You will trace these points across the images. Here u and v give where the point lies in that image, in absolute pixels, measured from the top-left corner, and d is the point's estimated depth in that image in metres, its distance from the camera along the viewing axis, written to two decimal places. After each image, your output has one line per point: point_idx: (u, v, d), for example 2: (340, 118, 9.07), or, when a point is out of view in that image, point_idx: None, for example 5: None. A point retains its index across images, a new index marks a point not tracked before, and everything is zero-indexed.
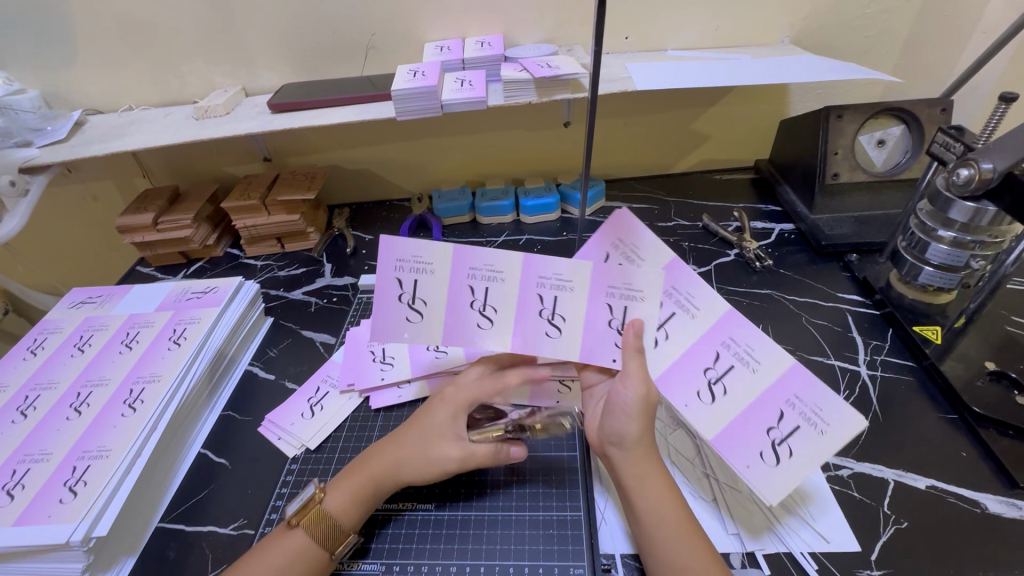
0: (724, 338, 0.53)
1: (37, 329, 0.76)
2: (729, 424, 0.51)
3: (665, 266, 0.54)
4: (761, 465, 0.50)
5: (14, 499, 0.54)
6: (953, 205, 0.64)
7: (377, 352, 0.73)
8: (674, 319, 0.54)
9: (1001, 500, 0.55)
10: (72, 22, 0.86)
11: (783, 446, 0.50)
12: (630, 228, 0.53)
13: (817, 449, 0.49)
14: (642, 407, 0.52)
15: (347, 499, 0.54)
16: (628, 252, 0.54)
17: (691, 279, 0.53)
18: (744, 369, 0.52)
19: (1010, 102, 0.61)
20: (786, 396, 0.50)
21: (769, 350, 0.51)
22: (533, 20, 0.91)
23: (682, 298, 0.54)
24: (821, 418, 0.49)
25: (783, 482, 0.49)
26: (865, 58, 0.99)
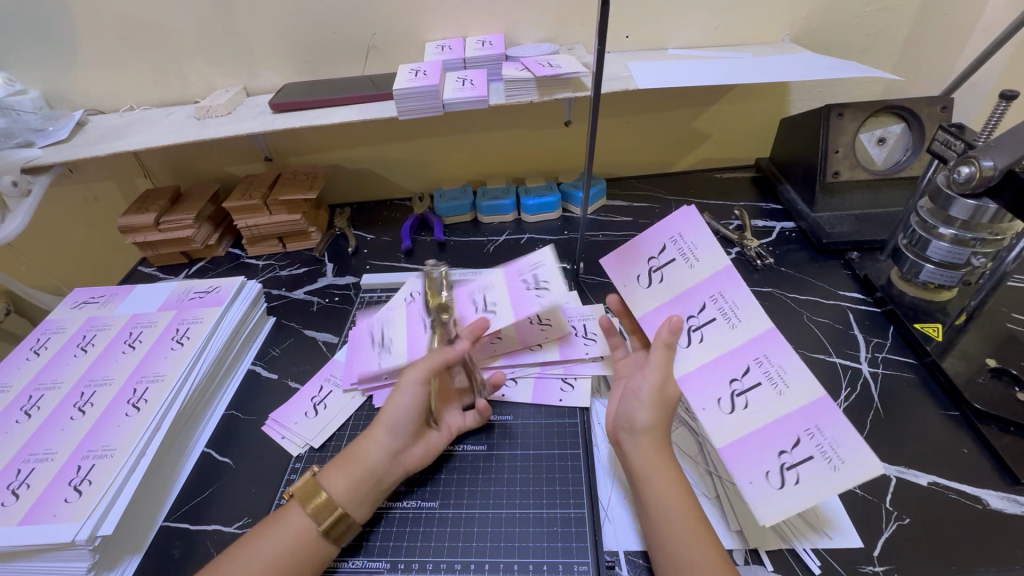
0: (758, 355, 0.53)
1: (40, 329, 0.76)
2: (743, 437, 0.51)
3: (720, 268, 0.58)
4: (762, 486, 0.48)
5: (19, 498, 0.55)
6: (954, 203, 0.64)
7: (375, 338, 0.73)
8: (712, 325, 0.57)
9: (1002, 496, 0.55)
10: (73, 22, 0.86)
11: (790, 471, 0.48)
12: (689, 228, 0.61)
13: (829, 482, 0.46)
14: (658, 399, 0.54)
15: (334, 468, 0.56)
16: (686, 248, 0.61)
17: (738, 290, 0.56)
18: (771, 390, 0.51)
19: (1010, 100, 0.61)
20: (806, 425, 0.48)
21: (801, 378, 0.50)
22: (534, 19, 0.91)
23: (727, 309, 0.56)
24: (837, 454, 0.46)
25: (785, 505, 0.47)
26: (865, 57, 0.99)
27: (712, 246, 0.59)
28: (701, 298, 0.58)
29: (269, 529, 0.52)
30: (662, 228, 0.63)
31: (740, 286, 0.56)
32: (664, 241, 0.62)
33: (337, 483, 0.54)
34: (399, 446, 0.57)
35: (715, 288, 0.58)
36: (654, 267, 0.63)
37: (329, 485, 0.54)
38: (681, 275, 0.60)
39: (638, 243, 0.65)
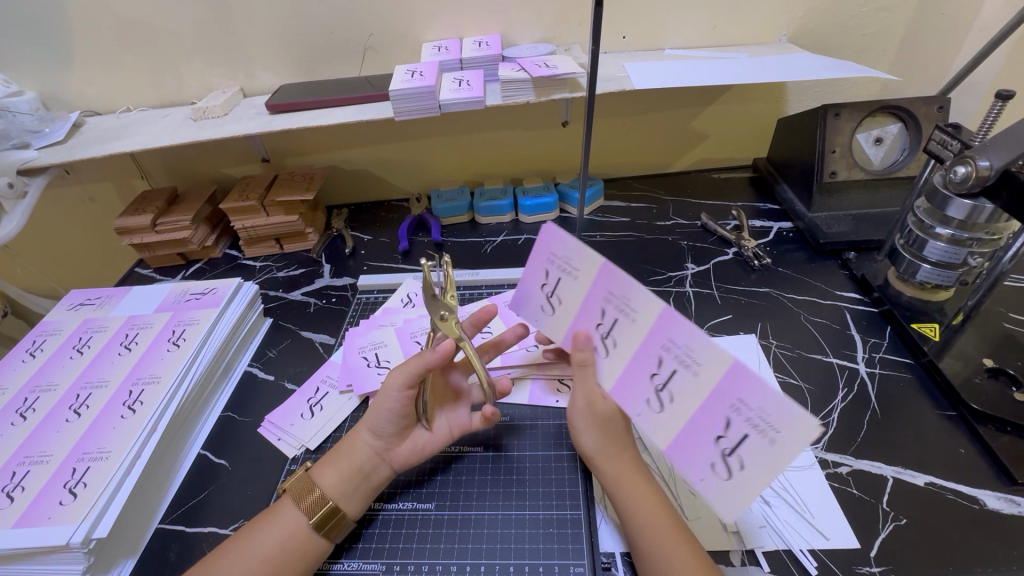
0: (664, 341, 0.47)
1: (36, 331, 0.76)
2: (679, 433, 0.48)
3: (598, 271, 0.51)
4: (713, 478, 0.46)
5: (14, 501, 0.54)
6: (951, 203, 0.65)
7: (371, 358, 0.73)
8: (619, 326, 0.51)
9: (999, 496, 0.55)
10: (69, 23, 0.86)
11: (732, 457, 0.45)
12: (556, 244, 0.54)
13: (769, 455, 0.42)
14: (593, 418, 0.55)
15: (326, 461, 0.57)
16: (563, 263, 0.54)
17: (623, 283, 0.49)
18: (687, 374, 0.46)
19: (1006, 100, 0.61)
20: (731, 403, 0.44)
21: (709, 354, 0.44)
22: (531, 20, 0.91)
23: (620, 304, 0.50)
24: (768, 425, 0.42)
25: (737, 495, 0.45)
26: (863, 56, 0.99)
27: (579, 251, 0.52)
28: (598, 305, 0.53)
29: (263, 524, 0.52)
30: (536, 250, 0.57)
31: (618, 277, 0.50)
32: (544, 266, 0.56)
33: (330, 479, 0.55)
34: (386, 445, 0.58)
35: (604, 288, 0.51)
36: (550, 293, 0.57)
37: (322, 481, 0.55)
38: (573, 290, 0.55)
39: (528, 270, 0.59)
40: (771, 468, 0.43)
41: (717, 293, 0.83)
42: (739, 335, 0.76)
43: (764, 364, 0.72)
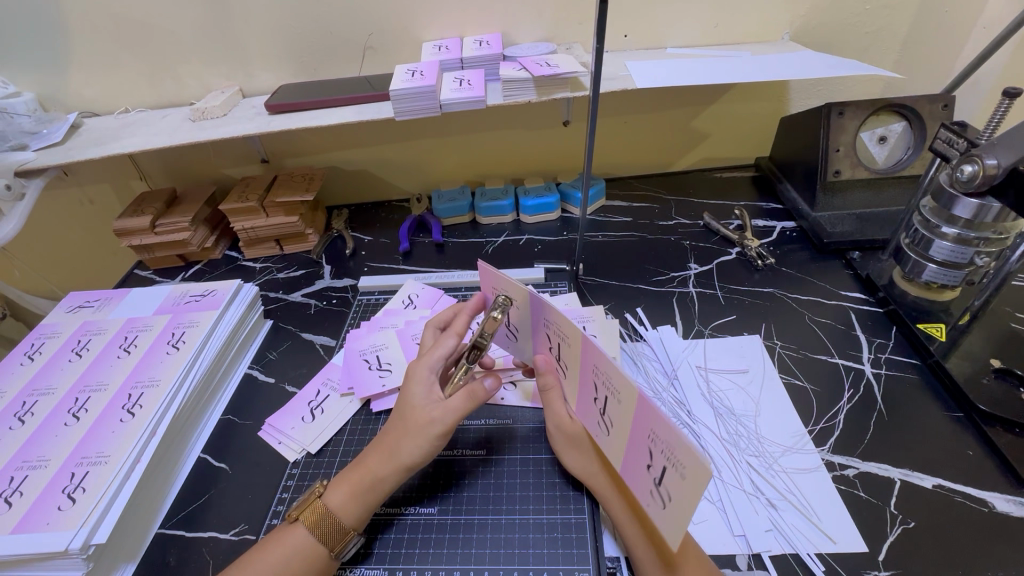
0: (592, 367, 0.47)
1: (35, 334, 0.76)
2: (626, 457, 0.48)
3: (528, 301, 0.53)
4: (655, 506, 0.44)
5: (12, 506, 0.54)
6: (957, 202, 0.63)
7: (372, 360, 0.72)
8: (563, 351, 0.52)
9: (1009, 499, 0.54)
10: (67, 23, 0.85)
11: (661, 486, 0.42)
12: (495, 281, 0.57)
13: (683, 489, 0.40)
14: (567, 438, 0.57)
15: (346, 495, 0.53)
16: (505, 297, 0.57)
17: (547, 312, 0.50)
18: (616, 401, 0.46)
19: (1013, 98, 0.60)
20: (647, 432, 0.42)
21: (621, 384, 0.43)
22: (532, 19, 0.90)
23: (555, 331, 0.51)
24: (677, 459, 0.39)
25: (670, 527, 0.42)
26: (866, 54, 0.98)
27: (511, 285, 0.54)
28: (543, 332, 0.54)
29: (283, 554, 0.50)
30: (485, 287, 0.61)
31: (542, 306, 0.51)
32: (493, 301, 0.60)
33: (353, 514, 0.53)
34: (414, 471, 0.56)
35: (540, 317, 0.53)
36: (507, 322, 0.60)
37: (346, 517, 0.52)
38: (523, 319, 0.57)
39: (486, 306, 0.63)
40: (685, 505, 0.40)
41: (720, 293, 0.83)
42: (743, 335, 0.75)
43: (769, 365, 0.71)
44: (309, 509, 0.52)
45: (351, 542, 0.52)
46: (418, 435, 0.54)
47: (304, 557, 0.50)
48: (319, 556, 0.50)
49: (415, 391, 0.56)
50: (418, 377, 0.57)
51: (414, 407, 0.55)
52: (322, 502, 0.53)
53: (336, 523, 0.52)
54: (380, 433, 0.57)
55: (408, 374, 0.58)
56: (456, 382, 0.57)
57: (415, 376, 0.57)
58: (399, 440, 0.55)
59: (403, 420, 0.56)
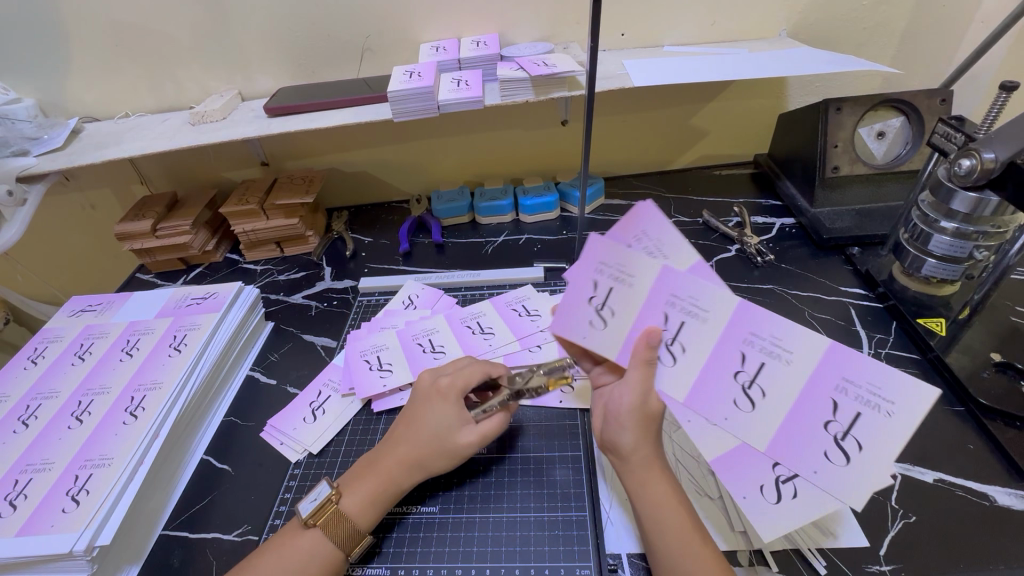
0: (745, 334, 0.45)
1: (37, 338, 0.76)
2: (778, 432, 0.45)
3: (659, 274, 0.46)
4: (845, 419, 0.42)
5: (16, 509, 0.54)
6: (956, 195, 0.64)
7: (373, 361, 0.72)
8: (687, 329, 0.47)
9: (1010, 492, 0.54)
10: (67, 30, 0.86)
11: (872, 395, 0.41)
12: (607, 249, 0.48)
13: (883, 439, 0.41)
14: (641, 417, 0.50)
15: (363, 501, 0.54)
16: (616, 270, 0.48)
17: (693, 283, 0.46)
18: (777, 364, 0.44)
19: (1011, 91, 0.60)
20: (833, 382, 0.42)
21: (800, 338, 0.43)
22: (529, 19, 0.90)
23: (688, 301, 0.46)
24: (882, 397, 0.41)
25: (856, 483, 0.42)
26: (863, 51, 0.98)
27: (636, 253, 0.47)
28: (661, 304, 0.47)
29: (298, 559, 0.50)
30: (580, 263, 0.49)
31: (683, 277, 0.46)
32: (592, 276, 0.49)
33: (368, 519, 0.54)
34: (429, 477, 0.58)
35: (665, 294, 0.47)
36: (599, 304, 0.49)
37: (363, 521, 0.53)
38: (630, 299, 0.48)
39: (573, 283, 0.50)
40: (892, 442, 0.41)
41: None
42: None
43: None
44: (326, 513, 0.53)
45: (365, 545, 0.53)
46: (452, 455, 0.56)
47: (320, 560, 0.50)
48: (335, 559, 0.51)
49: (444, 409, 0.58)
50: (450, 397, 0.58)
51: (449, 429, 0.57)
52: (338, 508, 0.53)
53: (354, 528, 0.52)
54: (401, 440, 0.57)
55: (442, 391, 0.59)
56: (490, 408, 0.59)
57: (445, 394, 0.59)
58: (430, 456, 0.56)
59: (435, 437, 0.57)
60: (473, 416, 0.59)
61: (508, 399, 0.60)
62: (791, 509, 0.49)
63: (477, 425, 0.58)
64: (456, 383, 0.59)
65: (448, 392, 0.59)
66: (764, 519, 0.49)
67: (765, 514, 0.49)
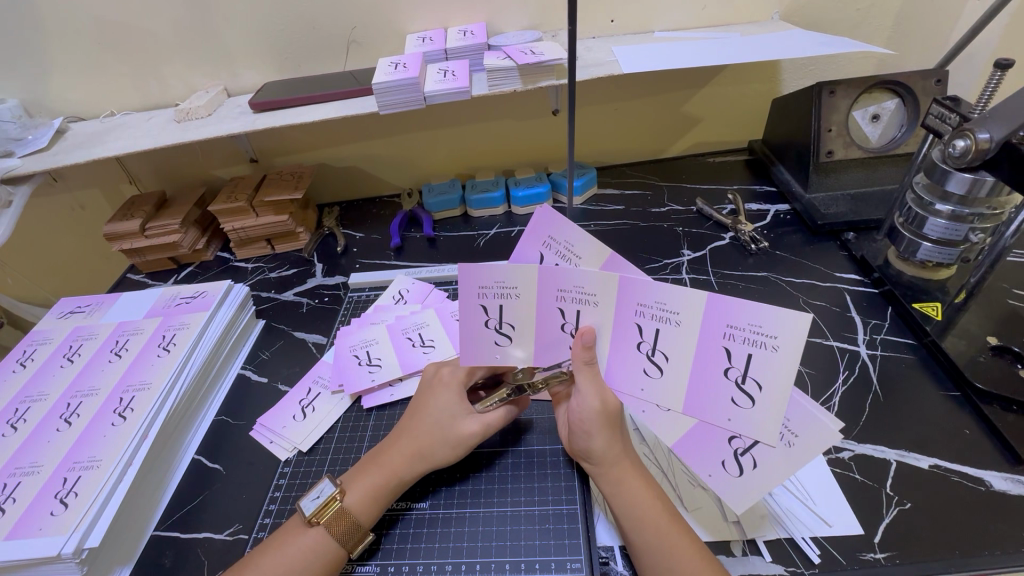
0: (634, 307, 0.44)
1: (26, 341, 0.75)
2: (687, 390, 0.46)
3: (538, 276, 0.46)
4: (743, 362, 0.43)
5: (5, 513, 0.54)
6: (951, 177, 0.62)
7: (363, 356, 0.72)
8: (583, 315, 0.47)
9: (1006, 477, 0.54)
10: (48, 28, 0.85)
11: (755, 332, 0.41)
12: (483, 271, 0.46)
13: (779, 369, 0.41)
14: (603, 418, 0.50)
15: (367, 498, 0.53)
16: (497, 289, 0.47)
17: (567, 274, 0.45)
18: (670, 328, 0.44)
19: (1006, 68, 0.59)
20: (721, 331, 0.42)
21: (682, 298, 0.43)
22: (516, 6, 0.88)
23: (574, 294, 0.46)
24: (765, 334, 0.41)
25: (766, 418, 0.43)
26: (857, 32, 0.96)
27: (511, 267, 0.46)
28: (553, 306, 0.47)
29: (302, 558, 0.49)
30: (463, 295, 0.48)
31: (561, 273, 0.45)
32: (478, 301, 0.48)
33: (371, 512, 0.53)
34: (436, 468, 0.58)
35: (551, 293, 0.46)
36: (496, 324, 0.50)
37: (365, 517, 0.53)
38: (521, 310, 0.48)
39: (463, 316, 0.50)
40: (785, 372, 0.41)
41: (713, 279, 0.82)
42: None
43: None
44: (330, 511, 0.52)
45: (366, 542, 0.53)
46: (457, 445, 0.57)
47: (325, 560, 0.50)
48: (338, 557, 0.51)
49: (444, 398, 0.58)
50: (453, 385, 0.59)
51: (452, 417, 0.57)
52: (342, 505, 0.52)
53: (358, 524, 0.52)
54: (407, 430, 0.57)
55: (445, 380, 0.60)
56: (490, 404, 0.59)
57: (443, 386, 0.59)
58: (434, 446, 0.56)
59: (440, 425, 0.57)
60: (476, 408, 0.59)
61: (510, 394, 0.59)
62: (756, 478, 0.46)
63: (479, 416, 0.58)
64: (459, 374, 0.60)
65: (458, 397, 0.59)
66: (732, 491, 0.47)
67: (731, 489, 0.47)
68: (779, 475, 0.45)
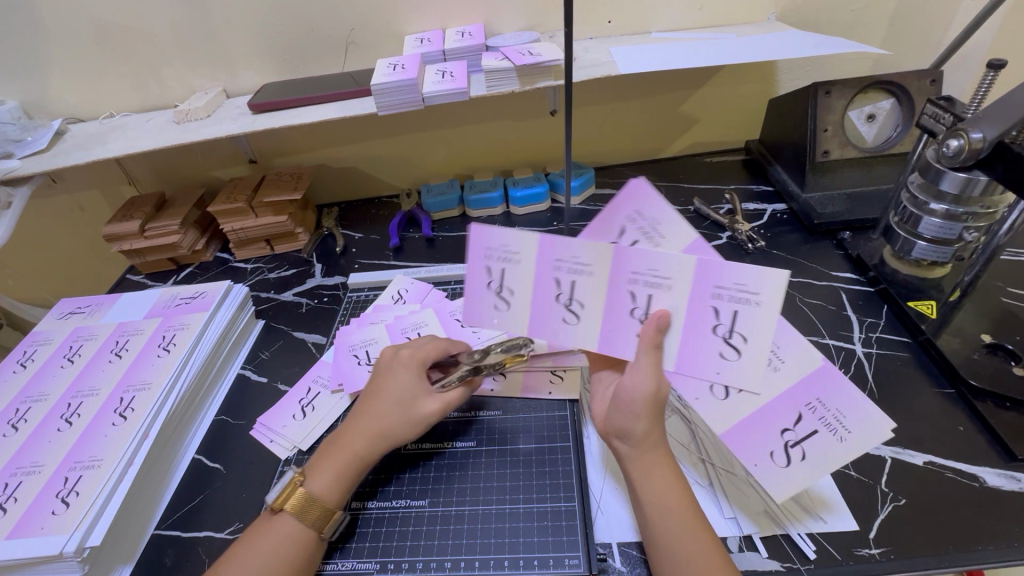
0: (627, 275, 0.46)
1: (26, 341, 0.76)
2: (680, 351, 0.48)
3: (538, 243, 0.48)
4: (729, 318, 0.45)
5: (7, 512, 0.54)
6: (944, 177, 0.63)
7: (362, 355, 0.72)
8: (578, 287, 0.48)
9: (999, 473, 0.54)
10: (48, 30, 0.85)
11: (739, 289, 0.44)
12: (490, 234, 0.48)
13: (762, 322, 0.45)
14: (653, 402, 0.48)
15: (331, 480, 0.53)
16: (502, 252, 0.49)
17: (566, 242, 0.46)
18: (662, 293, 0.46)
19: (998, 69, 0.59)
20: (709, 291, 0.45)
21: (673, 262, 0.45)
22: (514, 7, 0.89)
23: (569, 262, 0.47)
24: (748, 290, 0.44)
25: (751, 368, 0.46)
26: (853, 33, 0.97)
27: (514, 232, 0.47)
28: (550, 274, 0.48)
29: (268, 545, 0.49)
30: (468, 256, 0.50)
31: (560, 239, 0.47)
32: (482, 263, 0.50)
33: (336, 494, 0.53)
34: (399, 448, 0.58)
35: (549, 260, 0.48)
36: (497, 288, 0.51)
37: (330, 499, 0.53)
38: (521, 275, 0.49)
39: (470, 278, 0.51)
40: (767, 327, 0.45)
41: None
42: None
43: None
44: (293, 496, 0.52)
45: (335, 522, 0.53)
46: (417, 424, 0.57)
47: (292, 544, 0.50)
48: (307, 540, 0.51)
49: (404, 378, 0.58)
50: (411, 366, 0.59)
51: (411, 398, 0.57)
52: (305, 489, 0.52)
53: (323, 506, 0.52)
54: (367, 411, 0.57)
55: (404, 361, 0.60)
56: (450, 382, 0.59)
57: (398, 367, 0.59)
58: (395, 426, 0.56)
59: (401, 406, 0.57)
60: (436, 387, 0.59)
61: (468, 374, 0.60)
62: (802, 470, 0.48)
63: (439, 395, 0.58)
64: (418, 355, 0.60)
65: (417, 377, 0.58)
66: (774, 481, 0.49)
67: (777, 479, 0.49)
68: (825, 467, 0.47)
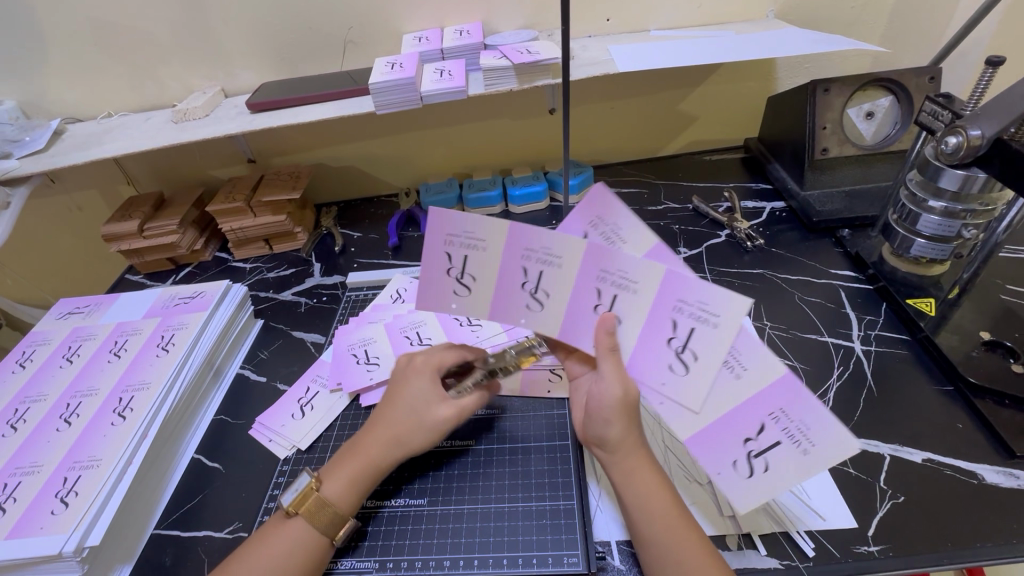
0: (598, 270, 0.45)
1: (26, 341, 0.76)
2: (637, 351, 0.48)
3: (506, 233, 0.45)
4: (683, 334, 0.44)
5: (7, 512, 0.54)
6: (944, 173, 0.64)
7: (361, 354, 0.72)
8: (544, 277, 0.47)
9: (999, 470, 0.54)
10: (46, 31, 0.85)
11: (699, 309, 0.42)
12: (453, 220, 0.45)
13: (715, 344, 0.42)
14: (621, 409, 0.49)
15: (345, 487, 0.54)
16: (466, 239, 0.46)
17: (535, 233, 0.45)
18: (628, 295, 0.45)
19: (997, 66, 0.59)
20: (671, 304, 0.43)
21: (640, 266, 0.44)
22: (512, 5, 0.89)
23: (539, 254, 0.46)
24: (709, 312, 0.42)
25: (699, 386, 0.45)
26: (852, 30, 0.97)
27: (479, 219, 0.45)
28: (517, 263, 0.47)
29: (282, 551, 0.49)
30: (428, 239, 0.47)
31: (531, 230, 0.45)
32: (443, 250, 0.47)
33: (352, 500, 0.54)
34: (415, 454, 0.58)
35: (516, 251, 0.46)
36: (459, 274, 0.49)
37: (343, 506, 0.53)
38: (485, 264, 0.48)
39: (428, 264, 0.49)
40: (721, 349, 0.43)
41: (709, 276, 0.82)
42: None
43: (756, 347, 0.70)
44: (307, 501, 0.52)
45: (348, 528, 0.53)
46: (434, 430, 0.56)
47: (306, 551, 0.50)
48: (321, 546, 0.51)
49: (419, 382, 0.57)
50: (427, 371, 0.58)
51: (426, 404, 0.56)
52: (320, 495, 0.52)
53: (337, 512, 0.52)
54: (380, 421, 0.56)
55: (419, 367, 0.58)
56: (465, 388, 0.59)
57: (412, 373, 0.58)
58: (409, 434, 0.55)
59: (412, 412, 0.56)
60: (451, 393, 0.58)
61: (484, 377, 0.59)
62: (765, 482, 0.45)
63: (455, 400, 0.58)
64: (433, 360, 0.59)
65: (431, 382, 0.57)
66: (738, 490, 0.47)
67: (738, 487, 0.47)
68: (791, 480, 0.44)
